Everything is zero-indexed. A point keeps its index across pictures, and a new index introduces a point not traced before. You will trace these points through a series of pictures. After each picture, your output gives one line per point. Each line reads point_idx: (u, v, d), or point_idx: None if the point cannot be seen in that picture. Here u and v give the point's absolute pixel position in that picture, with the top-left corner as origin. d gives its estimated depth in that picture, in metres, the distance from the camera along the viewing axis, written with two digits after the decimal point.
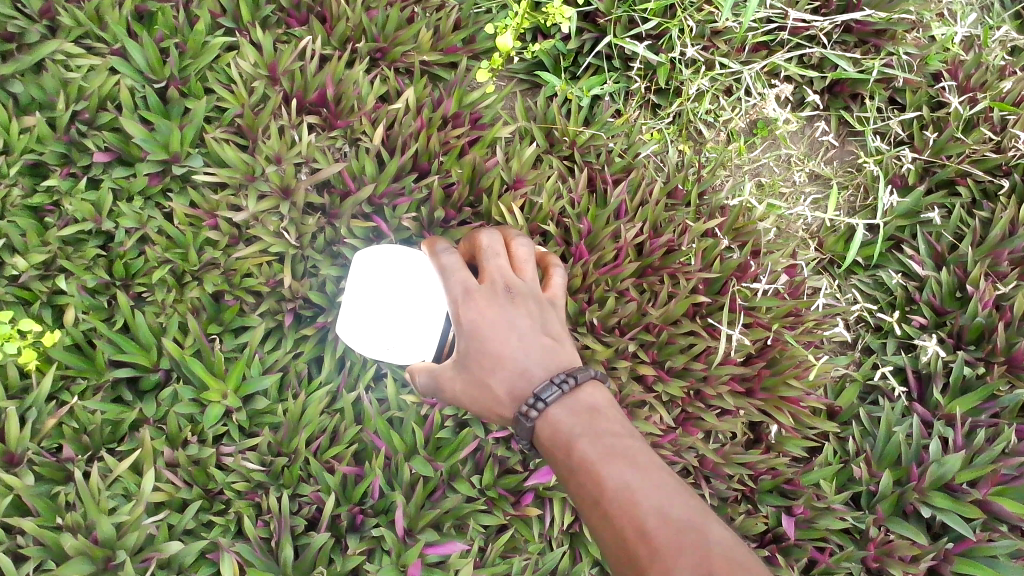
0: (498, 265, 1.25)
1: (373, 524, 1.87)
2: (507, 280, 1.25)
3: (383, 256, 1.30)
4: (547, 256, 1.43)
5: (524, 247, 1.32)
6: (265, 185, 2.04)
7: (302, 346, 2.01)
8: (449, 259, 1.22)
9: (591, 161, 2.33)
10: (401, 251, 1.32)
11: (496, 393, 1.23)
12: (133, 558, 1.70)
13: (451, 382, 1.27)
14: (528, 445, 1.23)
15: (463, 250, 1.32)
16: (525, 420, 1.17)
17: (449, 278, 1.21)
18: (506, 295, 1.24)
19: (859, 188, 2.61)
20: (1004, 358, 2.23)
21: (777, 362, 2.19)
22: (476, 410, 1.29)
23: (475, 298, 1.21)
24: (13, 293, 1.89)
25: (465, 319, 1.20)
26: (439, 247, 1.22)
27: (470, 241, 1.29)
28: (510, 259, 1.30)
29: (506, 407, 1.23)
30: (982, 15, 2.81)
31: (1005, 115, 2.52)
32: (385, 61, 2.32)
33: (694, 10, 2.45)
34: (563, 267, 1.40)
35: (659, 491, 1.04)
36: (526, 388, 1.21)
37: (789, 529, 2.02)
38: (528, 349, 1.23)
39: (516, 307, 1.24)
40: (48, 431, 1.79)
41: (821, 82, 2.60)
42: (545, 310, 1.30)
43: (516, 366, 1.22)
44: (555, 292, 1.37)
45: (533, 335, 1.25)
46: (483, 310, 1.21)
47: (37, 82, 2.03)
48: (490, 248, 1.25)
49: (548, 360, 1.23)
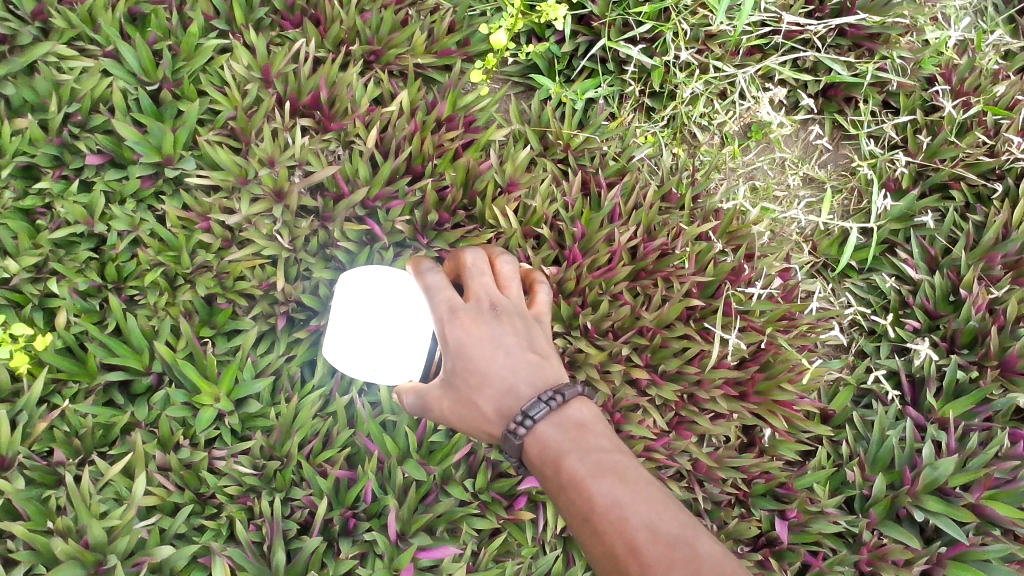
0: (483, 283, 1.25)
1: (366, 528, 1.86)
2: (492, 297, 1.25)
3: (367, 277, 1.27)
4: (531, 275, 1.44)
5: (508, 265, 1.33)
6: (259, 188, 2.03)
7: (295, 350, 1.99)
8: (433, 277, 1.22)
9: (585, 164, 2.34)
10: (385, 271, 1.29)
11: (484, 411, 1.22)
12: (124, 563, 1.68)
13: (439, 402, 1.26)
14: (517, 461, 1.22)
15: (448, 269, 1.32)
16: (513, 437, 1.16)
17: (434, 297, 1.21)
18: (491, 312, 1.24)
19: (854, 192, 2.59)
20: (998, 362, 2.24)
21: (770, 366, 2.20)
22: (466, 430, 1.28)
23: (460, 316, 1.20)
24: (3, 296, 1.88)
25: (450, 338, 1.19)
26: (423, 265, 1.23)
27: (454, 259, 1.30)
28: (495, 277, 1.31)
29: (494, 425, 1.22)
30: (975, 19, 2.82)
31: (999, 119, 2.52)
32: (378, 64, 2.31)
33: (688, 13, 2.45)
34: (548, 284, 1.42)
35: (649, 506, 1.04)
36: (514, 405, 1.19)
37: (783, 533, 2.02)
38: (515, 367, 1.22)
39: (502, 323, 1.24)
40: (39, 434, 1.78)
41: (815, 86, 2.60)
42: (531, 326, 1.30)
43: (502, 384, 1.20)
44: (541, 309, 1.37)
45: (520, 352, 1.24)
46: (468, 328, 1.20)
47: (28, 83, 2.01)
48: (474, 266, 1.26)
49: (536, 376, 1.22)
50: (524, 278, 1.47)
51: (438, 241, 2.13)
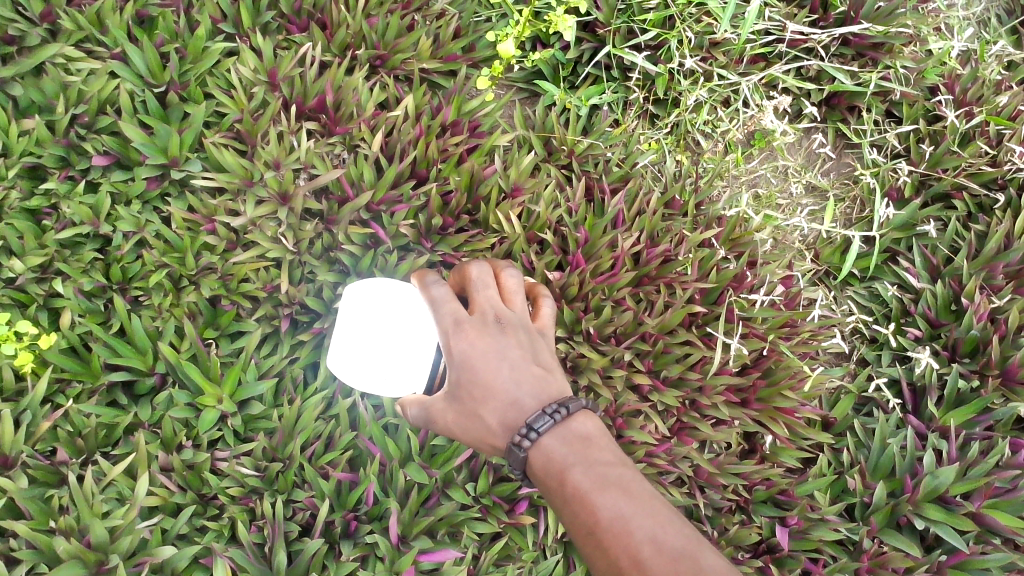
0: (487, 296, 1.26)
1: (367, 530, 1.87)
2: (497, 310, 1.26)
3: (372, 289, 1.28)
4: (535, 288, 1.45)
5: (513, 278, 1.33)
6: (264, 191, 2.03)
7: (298, 352, 2.00)
8: (438, 290, 1.23)
9: (590, 170, 2.34)
10: (391, 283, 1.30)
11: (489, 423, 1.22)
12: (127, 563, 1.69)
13: (443, 414, 1.26)
14: (521, 474, 1.22)
15: (453, 283, 1.34)
16: (518, 450, 1.15)
17: (439, 309, 1.22)
18: (496, 324, 1.25)
19: (856, 201, 2.61)
20: (998, 371, 2.25)
21: (771, 373, 2.21)
22: (470, 443, 1.28)
23: (465, 328, 1.21)
24: (10, 296, 1.89)
25: (455, 350, 1.20)
26: (428, 279, 1.25)
27: (460, 273, 1.31)
28: (499, 290, 1.32)
29: (498, 437, 1.22)
30: (979, 29, 2.83)
31: (1002, 129, 2.53)
32: (385, 69, 2.33)
33: (693, 21, 2.47)
34: (552, 297, 1.43)
35: (654, 521, 1.05)
36: (518, 418, 1.19)
37: (783, 540, 2.03)
38: (521, 380, 1.22)
39: (506, 336, 1.25)
40: (42, 434, 1.79)
41: (818, 95, 2.62)
42: (536, 340, 1.31)
43: (507, 397, 1.21)
44: (545, 323, 1.38)
45: (524, 365, 1.25)
46: (474, 340, 1.21)
47: (36, 85, 2.03)
48: (479, 278, 1.27)
49: (540, 390, 1.22)
50: (529, 291, 1.47)
51: (442, 245, 2.14)
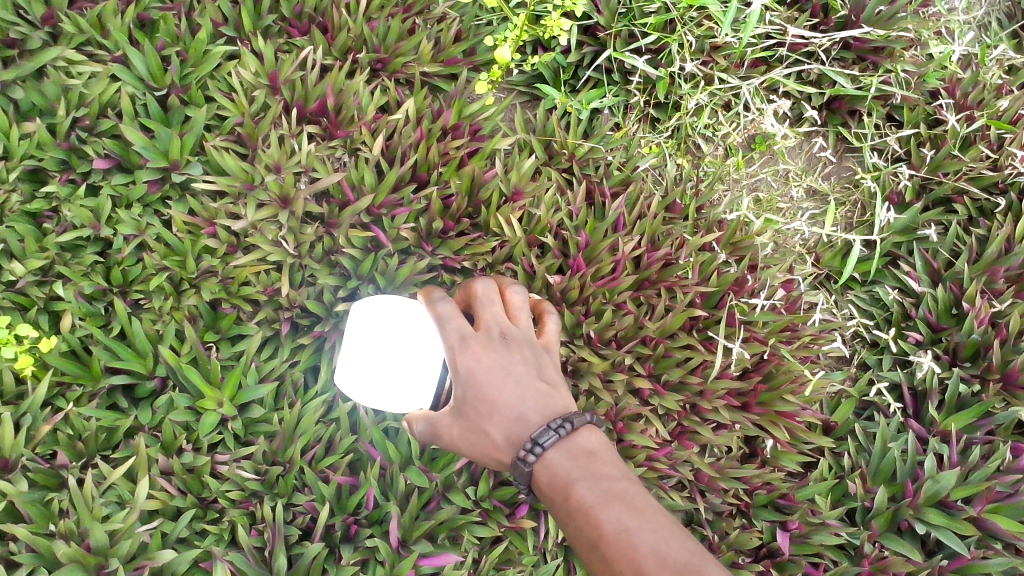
0: (493, 313, 1.27)
1: (367, 534, 1.86)
2: (502, 327, 1.27)
3: (379, 307, 1.30)
4: (540, 305, 1.46)
5: (518, 295, 1.35)
6: (265, 194, 2.04)
7: (298, 356, 2.00)
8: (444, 307, 1.25)
9: (590, 174, 2.34)
10: (398, 301, 1.32)
11: (494, 438, 1.22)
12: (126, 567, 1.68)
13: (448, 429, 1.26)
14: (526, 489, 1.22)
15: (459, 299, 1.35)
16: (524, 465, 1.16)
17: (445, 326, 1.23)
18: (502, 341, 1.25)
19: (856, 205, 2.62)
20: (1000, 376, 2.25)
21: (772, 377, 2.21)
22: (475, 457, 1.28)
23: (471, 344, 1.22)
24: (11, 299, 1.89)
25: (461, 365, 1.20)
26: (434, 295, 1.26)
27: (465, 290, 1.32)
28: (505, 306, 1.33)
29: (503, 452, 1.22)
30: (980, 33, 2.84)
31: (1003, 133, 2.52)
32: (385, 73, 2.34)
33: (694, 25, 2.47)
34: (556, 314, 1.43)
35: (657, 534, 1.04)
36: (523, 433, 1.20)
37: (783, 545, 2.03)
38: (525, 396, 1.22)
39: (511, 352, 1.25)
40: (43, 437, 1.78)
41: (819, 99, 2.62)
42: (541, 355, 1.31)
43: (511, 412, 1.21)
44: (550, 338, 1.38)
45: (529, 380, 1.24)
46: (479, 356, 1.21)
47: (37, 88, 2.03)
48: (485, 295, 1.28)
49: (544, 405, 1.22)
50: (533, 307, 1.48)
51: (442, 248, 2.13)
